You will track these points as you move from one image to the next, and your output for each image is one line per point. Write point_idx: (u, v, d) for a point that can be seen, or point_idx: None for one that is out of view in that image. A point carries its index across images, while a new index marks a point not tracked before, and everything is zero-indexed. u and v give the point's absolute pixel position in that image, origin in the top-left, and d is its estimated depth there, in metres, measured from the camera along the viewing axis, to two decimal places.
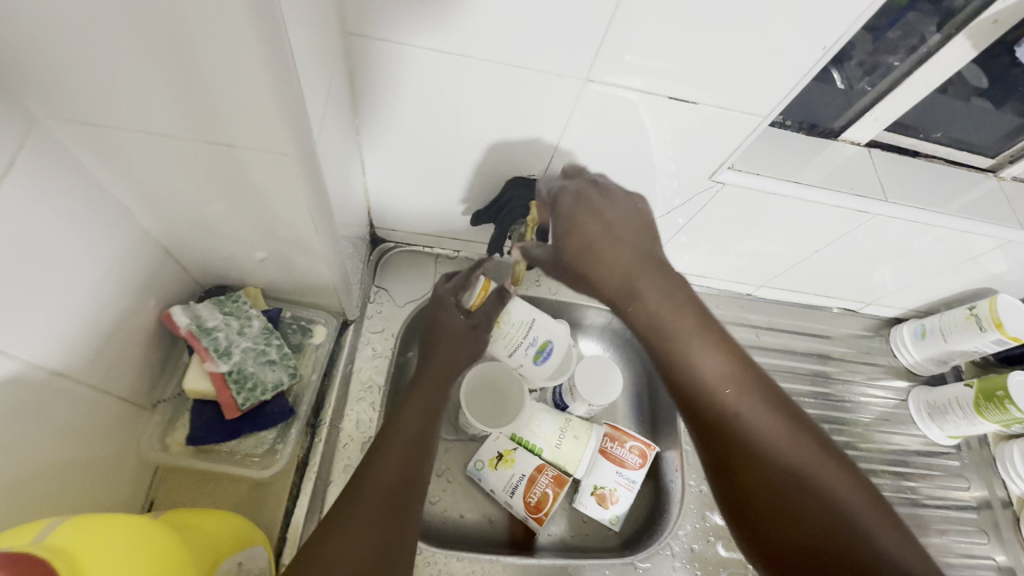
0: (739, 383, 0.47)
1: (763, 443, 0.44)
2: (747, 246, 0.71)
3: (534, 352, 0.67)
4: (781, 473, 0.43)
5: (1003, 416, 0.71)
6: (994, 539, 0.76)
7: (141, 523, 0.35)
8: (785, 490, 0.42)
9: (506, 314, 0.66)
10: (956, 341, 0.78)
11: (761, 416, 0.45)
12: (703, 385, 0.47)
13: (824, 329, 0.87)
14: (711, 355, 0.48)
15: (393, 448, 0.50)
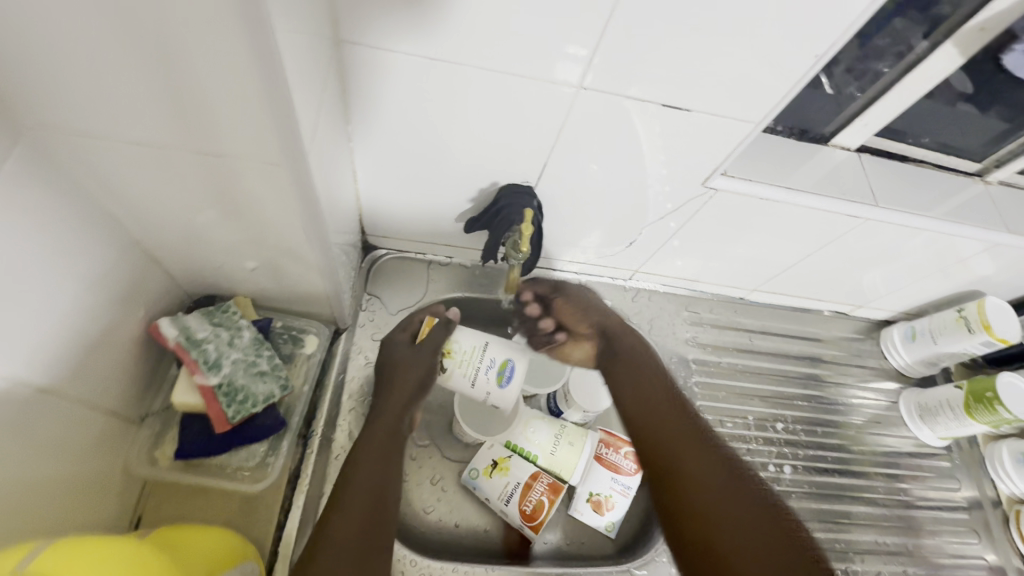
0: (673, 413, 0.59)
1: (682, 457, 0.54)
2: (740, 251, 0.72)
3: (495, 374, 0.57)
4: (698, 483, 0.52)
5: (992, 417, 0.71)
6: (985, 539, 0.77)
7: (129, 546, 0.34)
8: (702, 494, 0.51)
9: (454, 343, 0.58)
10: (946, 343, 0.79)
11: (689, 442, 0.55)
12: (632, 404, 0.61)
13: (816, 332, 0.87)
14: (631, 386, 0.62)
15: (352, 501, 0.50)
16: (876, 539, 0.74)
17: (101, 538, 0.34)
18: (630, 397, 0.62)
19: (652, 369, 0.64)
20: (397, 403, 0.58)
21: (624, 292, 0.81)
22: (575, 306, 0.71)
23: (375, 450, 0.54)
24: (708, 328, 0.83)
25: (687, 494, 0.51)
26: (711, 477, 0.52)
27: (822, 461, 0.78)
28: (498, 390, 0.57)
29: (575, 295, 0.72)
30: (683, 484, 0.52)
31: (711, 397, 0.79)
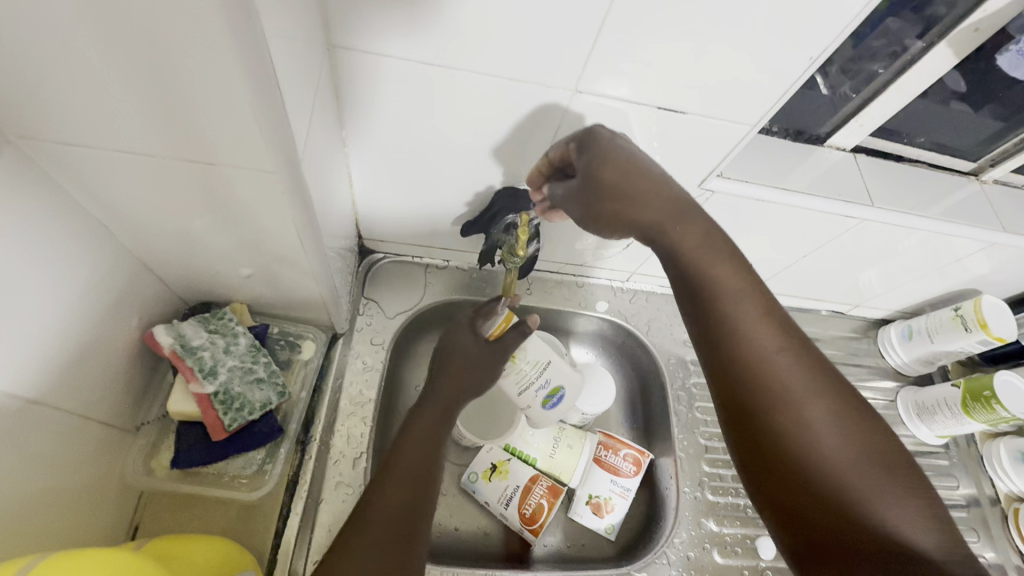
0: (761, 329, 0.43)
1: (799, 404, 0.41)
2: None
3: (544, 395, 0.60)
4: (830, 453, 0.39)
5: (989, 415, 0.71)
6: (984, 537, 0.77)
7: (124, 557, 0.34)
8: (829, 456, 0.39)
9: (524, 350, 0.59)
10: (943, 342, 0.79)
11: (808, 383, 0.41)
12: (698, 320, 0.46)
13: (813, 331, 0.87)
14: (744, 305, 0.44)
15: (395, 485, 0.48)
16: None
17: (97, 548, 0.33)
18: (710, 320, 0.45)
19: (731, 269, 0.45)
20: (451, 390, 0.59)
21: (621, 294, 0.81)
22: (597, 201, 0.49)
23: (427, 437, 0.54)
24: None
25: (787, 452, 0.40)
26: (805, 423, 0.40)
27: None
28: (539, 408, 0.60)
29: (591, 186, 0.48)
30: (793, 434, 0.40)
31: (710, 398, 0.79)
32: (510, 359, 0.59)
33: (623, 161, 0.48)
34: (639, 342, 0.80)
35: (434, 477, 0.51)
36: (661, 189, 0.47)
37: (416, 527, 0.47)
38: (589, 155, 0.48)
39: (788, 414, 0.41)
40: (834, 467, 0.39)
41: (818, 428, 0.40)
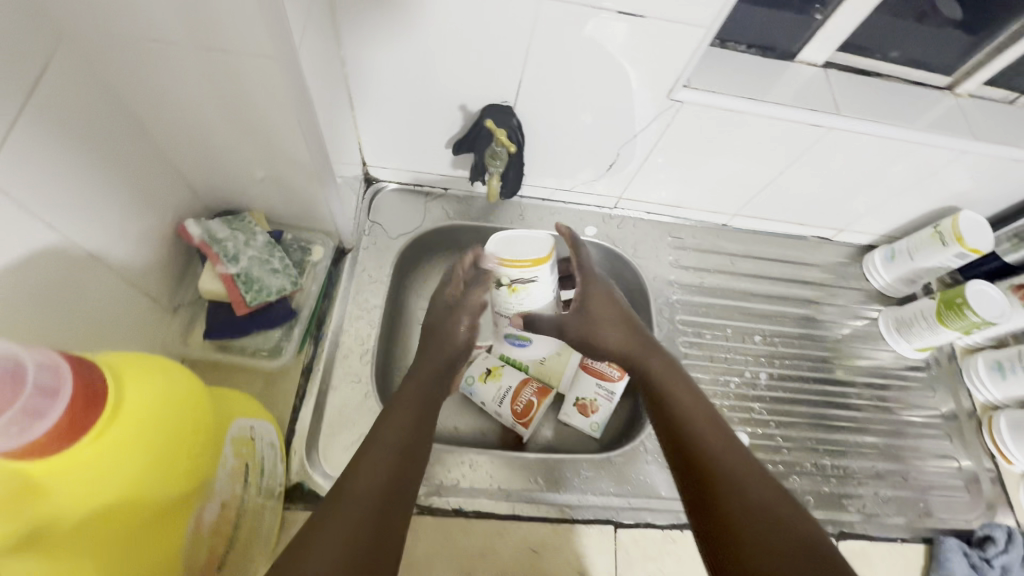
0: (704, 423, 0.55)
1: (732, 486, 0.49)
2: (714, 169, 0.76)
3: (514, 334, 0.73)
4: (756, 527, 0.45)
5: (961, 322, 0.75)
6: (958, 443, 0.80)
7: (158, 371, 0.37)
8: (748, 525, 0.46)
9: (521, 288, 0.65)
10: (923, 259, 0.82)
11: (735, 467, 0.50)
12: (658, 416, 0.58)
13: (798, 255, 0.91)
14: (694, 411, 0.56)
15: (380, 447, 0.48)
16: (850, 439, 0.78)
17: (137, 363, 0.36)
18: (666, 416, 0.57)
19: (678, 383, 0.59)
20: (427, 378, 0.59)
21: (610, 220, 0.87)
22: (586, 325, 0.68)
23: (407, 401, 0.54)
24: (690, 252, 0.87)
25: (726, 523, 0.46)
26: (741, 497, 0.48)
27: (799, 371, 0.82)
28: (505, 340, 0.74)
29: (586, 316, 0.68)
30: (719, 502, 0.48)
31: (692, 312, 0.83)
32: (506, 288, 0.65)
33: (609, 307, 0.68)
34: (626, 263, 0.85)
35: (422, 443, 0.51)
36: (633, 329, 0.66)
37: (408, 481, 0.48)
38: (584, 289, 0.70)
39: (723, 490, 0.49)
40: (750, 535, 0.45)
41: (749, 504, 0.47)
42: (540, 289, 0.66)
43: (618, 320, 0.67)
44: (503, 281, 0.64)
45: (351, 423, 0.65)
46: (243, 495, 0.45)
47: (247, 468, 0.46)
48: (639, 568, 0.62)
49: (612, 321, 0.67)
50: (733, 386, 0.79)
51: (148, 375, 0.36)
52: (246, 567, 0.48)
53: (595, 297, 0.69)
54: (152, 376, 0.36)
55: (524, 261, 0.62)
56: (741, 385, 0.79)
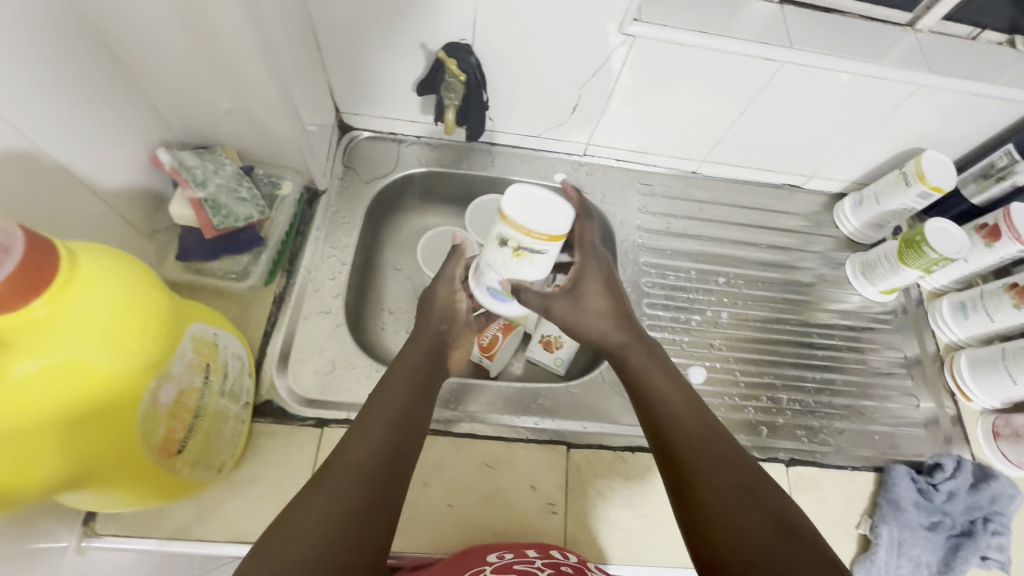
0: (683, 412, 0.55)
1: (711, 478, 0.49)
2: (675, 110, 0.78)
3: (495, 286, 0.66)
4: (736, 520, 0.46)
5: (921, 260, 0.76)
6: (919, 381, 0.81)
7: (114, 254, 0.41)
8: (722, 517, 0.47)
9: (526, 256, 0.59)
10: (888, 201, 0.83)
11: (715, 460, 0.50)
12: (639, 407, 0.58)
13: (768, 203, 0.92)
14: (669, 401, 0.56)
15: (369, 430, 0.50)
16: (808, 374, 0.80)
17: (99, 245, 0.41)
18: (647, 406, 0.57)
19: (659, 374, 0.59)
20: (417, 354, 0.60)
21: (579, 167, 0.89)
22: (575, 308, 0.63)
23: (395, 380, 0.55)
24: (659, 198, 0.89)
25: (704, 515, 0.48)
26: (719, 490, 0.48)
27: (760, 313, 0.85)
28: (483, 287, 0.67)
29: (576, 299, 0.63)
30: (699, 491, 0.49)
31: (658, 256, 0.85)
32: (510, 250, 0.59)
33: (598, 290, 0.63)
34: (594, 208, 0.87)
35: (415, 424, 0.52)
36: (621, 314, 0.63)
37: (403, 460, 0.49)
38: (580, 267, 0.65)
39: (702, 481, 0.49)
40: (726, 527, 0.46)
41: (729, 496, 0.48)
42: (541, 266, 0.61)
43: (606, 303, 0.63)
44: (510, 242, 0.59)
45: (321, 349, 0.69)
46: (204, 390, 0.49)
47: (209, 368, 0.50)
48: (587, 483, 0.65)
49: (603, 306, 0.63)
50: (694, 323, 0.81)
51: (106, 262, 0.39)
52: (209, 460, 0.51)
53: (590, 275, 0.64)
54: (110, 263, 0.40)
55: (540, 235, 0.56)
56: (702, 323, 0.82)
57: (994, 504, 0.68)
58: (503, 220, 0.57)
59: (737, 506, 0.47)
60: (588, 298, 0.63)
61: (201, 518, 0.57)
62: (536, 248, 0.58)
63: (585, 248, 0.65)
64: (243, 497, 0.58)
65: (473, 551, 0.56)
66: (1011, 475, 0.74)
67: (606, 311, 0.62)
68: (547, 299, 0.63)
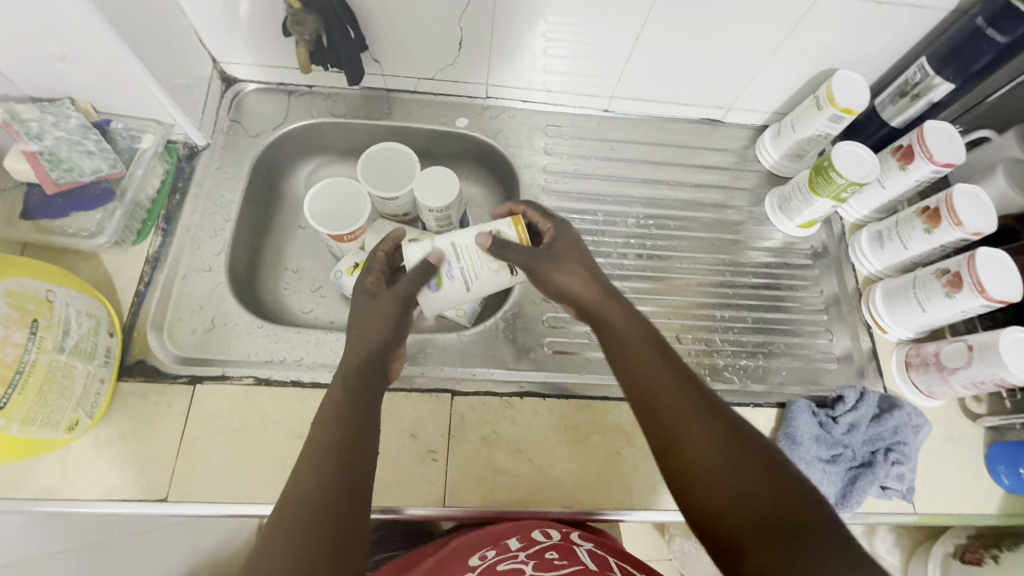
0: (669, 370, 0.51)
1: (709, 439, 0.46)
2: (567, 39, 0.73)
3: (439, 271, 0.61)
4: (737, 483, 0.43)
5: (831, 187, 0.72)
6: (833, 315, 0.79)
7: None
8: (727, 471, 0.44)
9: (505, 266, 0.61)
10: (804, 128, 0.78)
11: (711, 413, 0.47)
12: (623, 372, 0.53)
13: (686, 140, 0.88)
14: (654, 364, 0.51)
15: (312, 464, 0.45)
16: (715, 313, 0.78)
17: None
18: (632, 373, 0.52)
19: (640, 333, 0.54)
20: (354, 371, 0.53)
21: (483, 111, 0.85)
22: (556, 261, 0.59)
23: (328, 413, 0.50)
24: (568, 140, 0.86)
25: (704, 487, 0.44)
26: (714, 454, 0.45)
27: (670, 254, 0.82)
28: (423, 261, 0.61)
29: (555, 254, 0.59)
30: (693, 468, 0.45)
31: (565, 198, 0.83)
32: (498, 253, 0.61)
33: (572, 255, 0.60)
34: (499, 153, 0.84)
35: (360, 440, 0.48)
36: (596, 275, 0.60)
37: (357, 478, 0.46)
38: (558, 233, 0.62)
39: (699, 447, 0.45)
40: (732, 481, 0.43)
41: (726, 459, 0.44)
42: (492, 287, 0.63)
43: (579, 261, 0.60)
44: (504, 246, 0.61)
45: (200, 307, 0.67)
46: (30, 345, 0.48)
47: (38, 323, 0.49)
48: (472, 430, 0.64)
49: (580, 265, 0.59)
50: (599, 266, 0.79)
51: None
52: (50, 419, 0.50)
53: (568, 238, 0.62)
54: None
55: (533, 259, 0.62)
56: (605, 266, 0.80)
57: (897, 435, 0.67)
58: (516, 223, 0.61)
59: (735, 462, 0.44)
60: (568, 255, 0.60)
61: (64, 478, 0.56)
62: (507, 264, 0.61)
63: (554, 220, 0.64)
64: (111, 457, 0.57)
65: (455, 557, 0.53)
66: (921, 405, 0.72)
67: (585, 270, 0.59)
68: (531, 256, 0.59)
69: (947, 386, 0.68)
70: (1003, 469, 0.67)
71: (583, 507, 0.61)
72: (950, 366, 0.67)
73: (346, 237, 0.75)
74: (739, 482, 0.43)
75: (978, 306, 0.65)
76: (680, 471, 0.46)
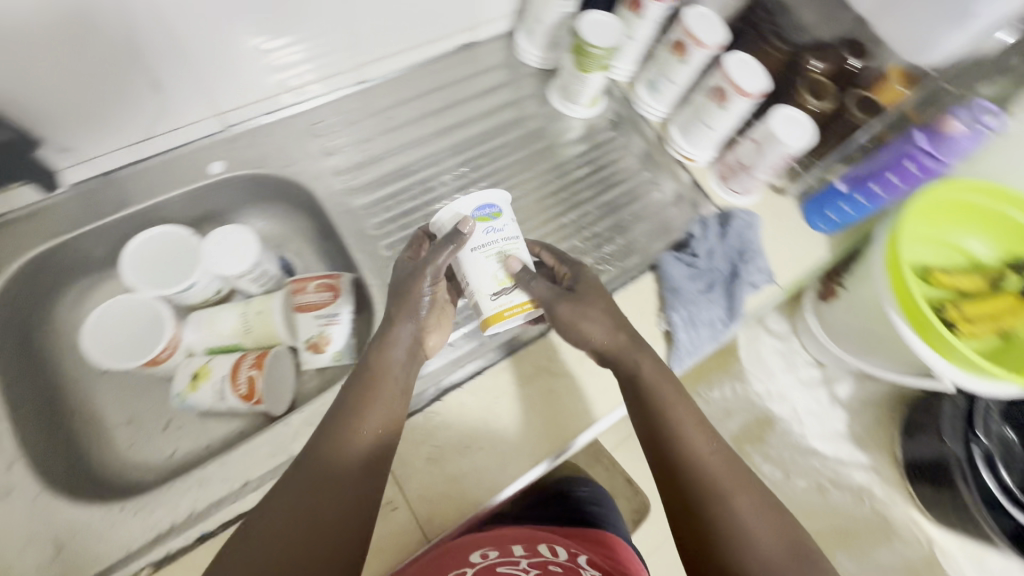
0: (698, 434, 0.56)
1: (727, 500, 0.52)
2: (273, 31, 0.64)
3: (489, 220, 0.61)
4: (745, 540, 0.50)
5: (594, 60, 0.75)
6: (654, 168, 0.85)
7: None
8: (737, 529, 0.50)
9: (504, 286, 0.60)
10: (546, 15, 0.80)
11: (746, 501, 0.52)
12: (648, 427, 0.57)
13: (453, 75, 0.85)
14: (698, 435, 0.56)
15: (326, 464, 0.51)
16: (562, 220, 0.81)
17: None
18: (661, 427, 0.56)
19: (672, 394, 0.58)
20: (378, 397, 0.55)
21: (236, 143, 0.73)
22: (575, 308, 0.60)
23: (353, 421, 0.53)
24: (342, 130, 0.78)
25: (713, 541, 0.50)
26: (729, 512, 0.51)
27: (498, 188, 0.81)
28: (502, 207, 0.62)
29: (579, 297, 0.61)
30: (708, 521, 0.51)
31: (374, 189, 0.77)
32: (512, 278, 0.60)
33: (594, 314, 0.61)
34: (279, 177, 0.75)
35: (375, 458, 0.52)
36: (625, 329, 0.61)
37: (363, 490, 0.51)
38: (576, 275, 0.64)
39: (716, 508, 0.51)
40: (739, 538, 0.50)
41: (742, 520, 0.51)
42: (469, 279, 0.60)
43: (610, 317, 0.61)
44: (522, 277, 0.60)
45: (31, 535, 0.53)
46: None
47: None
48: (413, 455, 0.60)
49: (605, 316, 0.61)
50: None
51: None
52: None
53: (586, 279, 0.64)
54: None
55: (508, 310, 0.59)
56: None
57: (743, 239, 0.76)
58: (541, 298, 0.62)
59: (744, 522, 0.51)
60: (592, 300, 0.61)
61: None
62: (498, 294, 0.59)
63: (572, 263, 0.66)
64: None
65: None
66: (744, 204, 0.82)
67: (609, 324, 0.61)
68: (552, 293, 0.60)
69: (754, 180, 0.78)
70: (817, 219, 0.80)
71: (547, 455, 0.62)
72: (751, 164, 0.76)
73: (163, 357, 0.65)
74: (747, 541, 0.50)
75: (746, 106, 0.73)
76: (694, 520, 0.52)
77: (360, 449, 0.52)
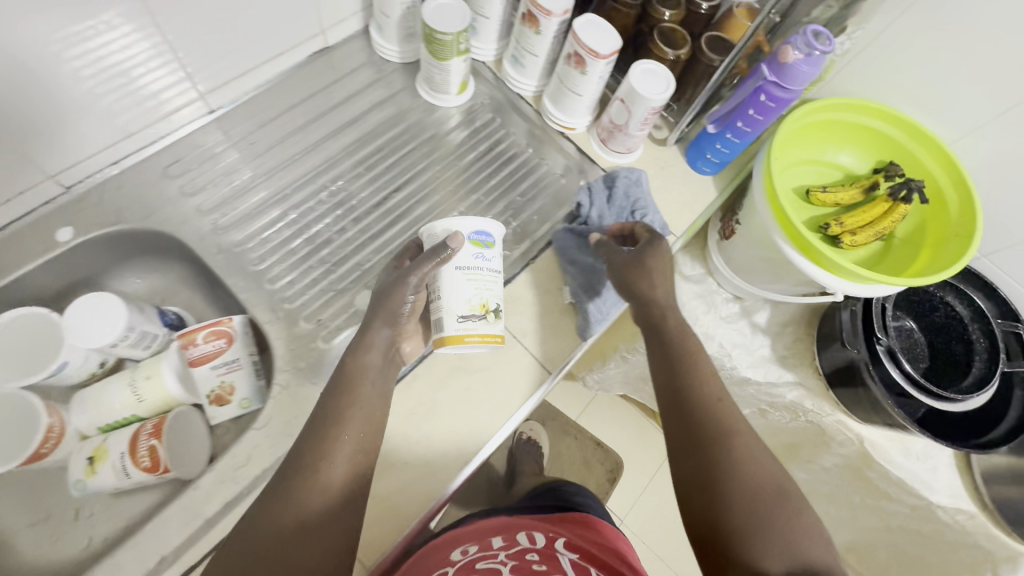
0: (712, 382, 0.59)
1: (731, 441, 0.55)
2: (89, 79, 0.59)
3: (480, 241, 0.60)
4: (740, 477, 0.53)
5: (449, 47, 0.73)
6: (536, 143, 0.85)
7: None
8: (735, 468, 0.53)
9: (478, 312, 0.58)
10: (391, 8, 0.77)
11: (747, 444, 0.55)
12: (665, 372, 0.60)
13: (312, 85, 0.81)
14: (712, 381, 0.59)
15: (314, 476, 0.49)
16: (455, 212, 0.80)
17: None
18: (679, 372, 0.59)
19: (692, 346, 0.61)
20: (358, 403, 0.54)
21: (83, 203, 0.68)
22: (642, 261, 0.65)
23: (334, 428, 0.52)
24: (204, 165, 0.74)
25: (710, 478, 0.53)
26: (730, 451, 0.54)
27: (383, 192, 0.78)
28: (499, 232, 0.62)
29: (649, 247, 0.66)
30: (710, 458, 0.54)
31: (251, 221, 0.73)
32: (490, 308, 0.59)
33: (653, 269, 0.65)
34: (143, 229, 0.70)
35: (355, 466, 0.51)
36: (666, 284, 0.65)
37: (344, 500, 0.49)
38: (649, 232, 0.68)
39: (720, 448, 0.54)
40: (733, 475, 0.53)
41: (742, 459, 0.54)
42: (442, 294, 0.58)
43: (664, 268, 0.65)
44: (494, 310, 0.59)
45: None
46: None
47: None
48: None
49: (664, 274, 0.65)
50: (336, 253, 0.74)
51: None
52: None
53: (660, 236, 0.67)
54: None
55: (470, 339, 0.57)
56: (341, 248, 0.74)
57: (631, 197, 0.77)
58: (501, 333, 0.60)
59: (740, 463, 0.53)
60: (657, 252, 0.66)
61: None
62: (466, 317, 0.58)
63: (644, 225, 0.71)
64: None
65: (430, 551, 0.58)
66: (630, 161, 0.83)
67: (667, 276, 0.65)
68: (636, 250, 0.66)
69: (632, 138, 0.79)
70: (699, 162, 0.83)
71: (473, 452, 0.63)
72: (624, 123, 0.77)
73: (46, 449, 0.61)
74: (741, 477, 0.52)
75: (606, 67, 0.73)
76: (697, 456, 0.55)
77: (343, 458, 0.51)
